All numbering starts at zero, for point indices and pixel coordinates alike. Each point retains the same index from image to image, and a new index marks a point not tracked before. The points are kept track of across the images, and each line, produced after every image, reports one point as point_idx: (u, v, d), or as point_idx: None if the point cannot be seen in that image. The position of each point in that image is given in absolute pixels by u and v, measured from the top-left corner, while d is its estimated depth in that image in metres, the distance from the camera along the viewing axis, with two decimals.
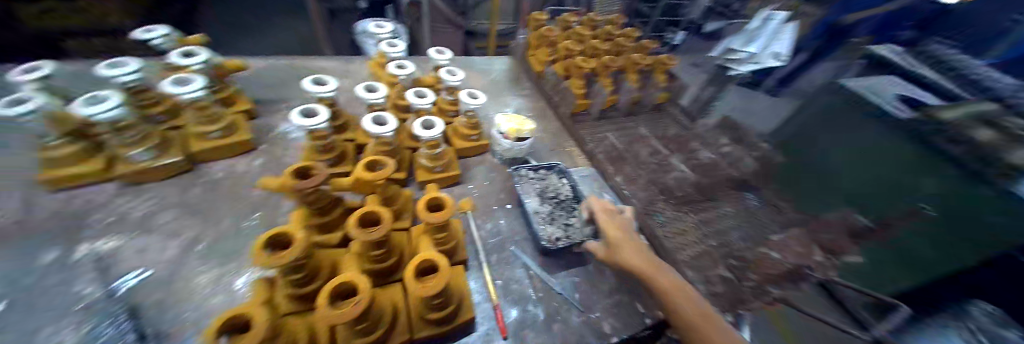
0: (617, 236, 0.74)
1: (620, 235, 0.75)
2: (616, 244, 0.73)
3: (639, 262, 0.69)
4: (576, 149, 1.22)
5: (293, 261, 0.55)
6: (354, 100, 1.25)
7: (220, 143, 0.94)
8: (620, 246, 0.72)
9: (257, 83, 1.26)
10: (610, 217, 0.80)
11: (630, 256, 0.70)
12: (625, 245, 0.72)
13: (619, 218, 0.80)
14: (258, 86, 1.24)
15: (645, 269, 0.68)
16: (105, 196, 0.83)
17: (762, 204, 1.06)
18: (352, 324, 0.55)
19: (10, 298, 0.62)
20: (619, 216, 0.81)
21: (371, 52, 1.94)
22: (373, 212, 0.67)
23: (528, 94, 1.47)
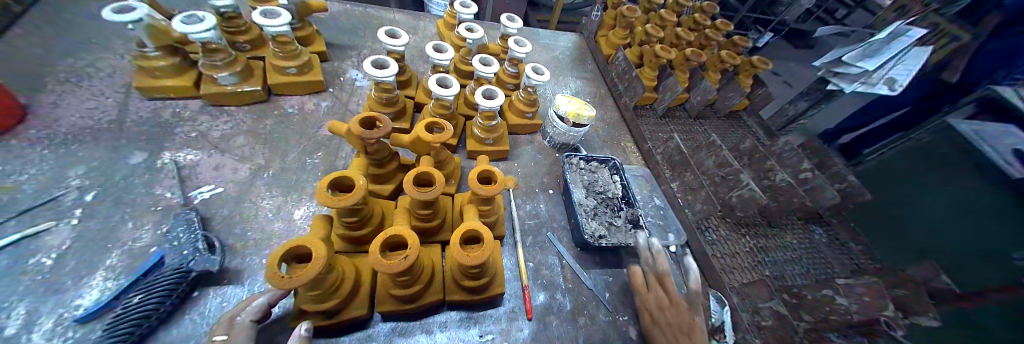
0: (650, 324, 0.68)
1: (651, 320, 0.69)
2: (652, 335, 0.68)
3: None
4: (632, 144, 1.14)
5: (352, 205, 0.57)
6: (416, 57, 1.24)
7: (295, 79, 0.98)
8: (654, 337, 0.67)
9: (332, 27, 1.28)
10: (646, 294, 0.71)
11: None
12: (659, 337, 0.66)
13: (660, 298, 0.69)
14: (333, 30, 1.26)
15: None
16: (190, 112, 0.90)
17: (829, 240, 1.01)
18: (396, 275, 0.57)
19: (104, 191, 0.71)
20: (661, 292, 0.69)
21: (437, 11, 1.92)
22: (427, 173, 0.67)
23: (591, 77, 1.38)
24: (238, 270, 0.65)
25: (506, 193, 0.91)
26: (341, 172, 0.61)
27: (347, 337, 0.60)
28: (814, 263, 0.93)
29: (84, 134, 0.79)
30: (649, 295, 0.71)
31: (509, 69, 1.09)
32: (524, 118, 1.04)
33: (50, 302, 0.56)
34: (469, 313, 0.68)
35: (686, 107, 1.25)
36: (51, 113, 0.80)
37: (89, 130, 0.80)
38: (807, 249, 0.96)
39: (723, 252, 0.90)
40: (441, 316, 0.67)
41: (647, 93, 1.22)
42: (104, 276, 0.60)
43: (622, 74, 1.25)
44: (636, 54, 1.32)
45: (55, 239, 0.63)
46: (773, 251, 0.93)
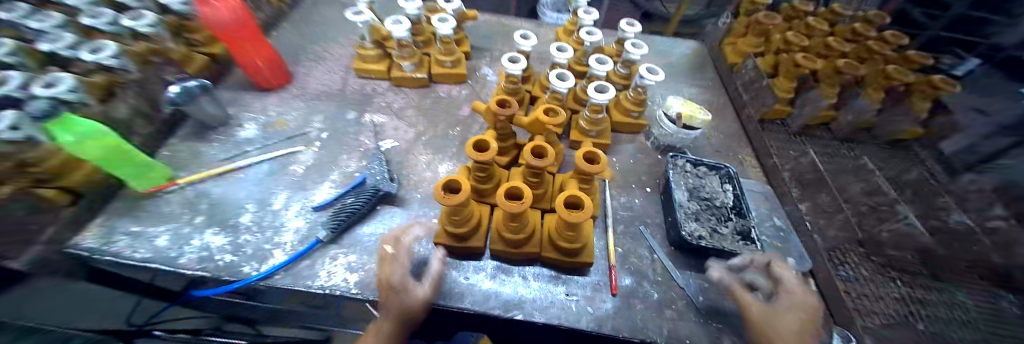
0: (786, 323, 0.55)
1: (786, 318, 0.56)
2: (763, 329, 0.56)
3: None
4: (752, 159, 1.08)
5: (487, 160, 0.76)
6: (537, 60, 1.41)
7: (449, 70, 1.25)
8: (768, 331, 0.55)
9: (475, 33, 1.56)
10: (790, 290, 0.60)
11: None
12: (778, 333, 0.54)
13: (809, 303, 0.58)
14: (477, 35, 1.55)
15: None
16: (380, 88, 1.23)
17: None
18: (510, 219, 0.73)
19: (331, 133, 1.06)
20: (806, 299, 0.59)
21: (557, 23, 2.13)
22: (540, 147, 0.81)
23: (706, 88, 1.35)
24: (401, 200, 0.89)
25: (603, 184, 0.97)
26: (481, 138, 0.80)
27: (464, 263, 0.78)
28: None
29: (321, 96, 1.18)
30: (790, 291, 0.60)
31: (622, 71, 1.17)
32: (630, 117, 1.10)
33: (301, 194, 0.88)
34: (559, 272, 0.78)
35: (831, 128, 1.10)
36: (308, 82, 1.23)
37: (324, 94, 1.19)
38: None
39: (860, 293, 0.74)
40: (533, 267, 0.79)
41: (780, 106, 1.12)
42: (329, 185, 0.91)
43: (749, 83, 1.24)
44: (769, 63, 1.21)
45: (306, 157, 0.98)
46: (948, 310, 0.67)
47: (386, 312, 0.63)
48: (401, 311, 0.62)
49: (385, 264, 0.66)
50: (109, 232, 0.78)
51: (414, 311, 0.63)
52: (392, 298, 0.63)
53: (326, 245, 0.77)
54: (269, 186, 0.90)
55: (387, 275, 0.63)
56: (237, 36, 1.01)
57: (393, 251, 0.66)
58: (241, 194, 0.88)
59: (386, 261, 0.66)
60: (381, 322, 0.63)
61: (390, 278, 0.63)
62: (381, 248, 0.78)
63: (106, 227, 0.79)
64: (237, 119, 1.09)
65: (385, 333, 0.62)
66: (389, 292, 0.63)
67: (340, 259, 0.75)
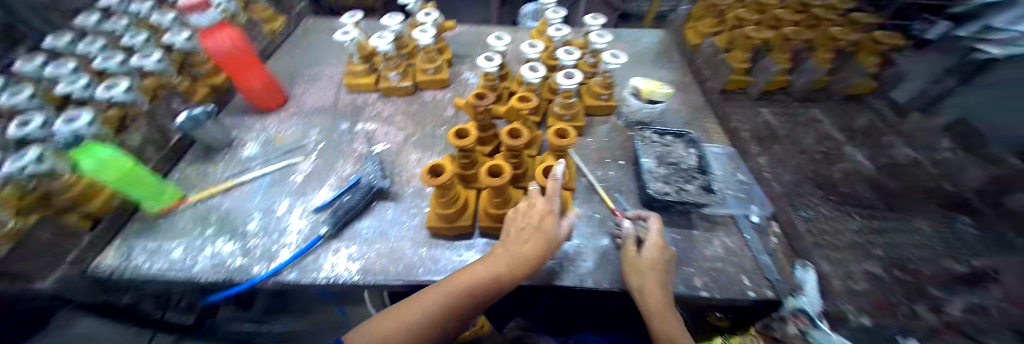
0: (650, 262, 0.70)
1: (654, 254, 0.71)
2: (635, 272, 0.70)
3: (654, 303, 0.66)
4: (717, 127, 1.18)
5: (468, 146, 0.83)
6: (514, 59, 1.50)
7: (432, 77, 1.33)
8: (642, 273, 0.69)
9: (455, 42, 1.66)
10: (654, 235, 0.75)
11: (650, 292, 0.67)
12: (647, 275, 0.69)
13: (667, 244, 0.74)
14: (457, 44, 1.65)
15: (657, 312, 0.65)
16: (371, 100, 1.31)
17: None
18: (495, 195, 0.81)
19: (326, 143, 1.14)
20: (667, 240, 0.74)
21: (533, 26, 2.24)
22: (516, 129, 0.89)
23: (674, 68, 1.44)
24: (396, 194, 0.95)
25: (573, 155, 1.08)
26: (461, 127, 0.88)
27: (456, 242, 0.84)
28: None
29: (316, 112, 1.27)
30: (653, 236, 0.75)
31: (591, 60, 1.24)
32: (600, 100, 1.19)
33: (303, 199, 0.96)
34: None
35: None
36: (303, 102, 1.32)
37: (319, 110, 1.28)
38: None
39: (820, 228, 0.80)
40: None
41: (737, 76, 1.19)
42: (328, 189, 0.98)
43: (710, 59, 1.33)
44: (726, 40, 1.31)
45: (305, 167, 1.06)
46: None
47: (502, 262, 0.66)
48: (518, 267, 0.66)
49: (533, 208, 0.72)
50: (127, 252, 0.85)
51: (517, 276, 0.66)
52: (521, 252, 0.67)
53: (327, 240, 0.83)
54: (272, 196, 0.97)
55: (545, 226, 0.70)
56: (235, 63, 1.10)
57: (556, 209, 0.72)
58: (248, 205, 0.95)
59: (542, 211, 0.71)
60: (489, 269, 0.65)
61: (545, 233, 0.69)
62: (380, 238, 0.84)
63: (128, 247, 0.85)
64: (241, 140, 1.17)
65: (484, 278, 0.65)
66: (531, 247, 0.68)
67: (343, 251, 0.81)
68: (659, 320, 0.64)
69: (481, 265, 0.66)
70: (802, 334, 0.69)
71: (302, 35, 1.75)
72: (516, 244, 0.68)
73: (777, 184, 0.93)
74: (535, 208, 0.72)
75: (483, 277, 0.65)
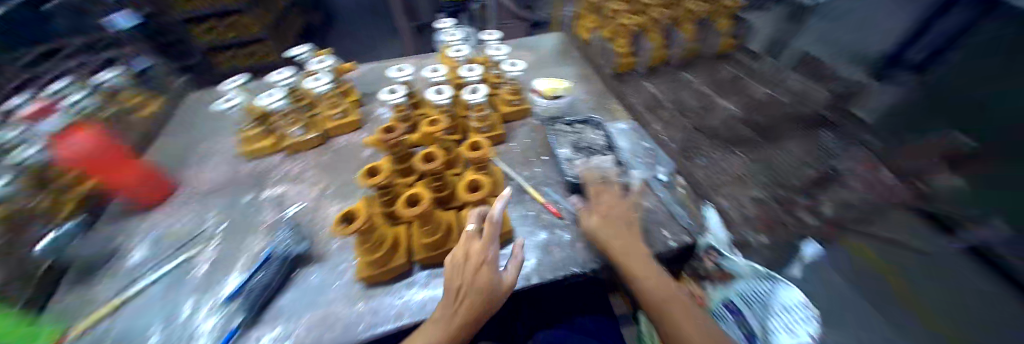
0: (608, 232, 0.75)
1: (609, 218, 0.78)
2: (604, 243, 0.75)
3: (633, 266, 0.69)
4: (618, 104, 1.28)
5: (379, 183, 0.78)
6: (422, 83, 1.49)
7: (340, 122, 1.26)
8: (609, 243, 0.74)
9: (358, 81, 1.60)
10: (604, 201, 0.82)
11: (623, 259, 0.71)
12: (615, 244, 0.73)
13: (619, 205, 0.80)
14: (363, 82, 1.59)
15: (640, 276, 0.69)
16: (276, 162, 1.20)
17: None
18: (421, 224, 0.78)
19: (231, 221, 1.02)
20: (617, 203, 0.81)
21: None
22: (431, 153, 0.87)
23: (574, 62, 1.52)
24: (321, 254, 0.88)
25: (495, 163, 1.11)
26: (373, 165, 0.83)
27: (394, 286, 0.79)
28: None
29: (216, 190, 1.14)
30: (604, 203, 0.81)
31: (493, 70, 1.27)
32: (512, 105, 1.23)
33: (209, 292, 0.84)
34: None
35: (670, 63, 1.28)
36: (198, 183, 1.18)
37: (219, 187, 1.15)
38: None
39: (716, 168, 0.93)
40: None
41: (623, 59, 1.30)
42: (239, 272, 0.87)
43: (601, 49, 1.40)
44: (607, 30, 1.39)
45: (208, 255, 0.93)
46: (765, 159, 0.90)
47: (454, 315, 0.63)
48: (468, 316, 0.63)
49: (468, 258, 0.66)
50: None
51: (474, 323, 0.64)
52: (468, 301, 0.63)
53: (244, 330, 0.73)
54: (171, 299, 0.83)
55: (482, 275, 0.65)
56: (99, 163, 0.99)
57: (491, 258, 0.67)
58: (139, 319, 0.80)
59: (475, 262, 0.66)
60: (435, 328, 0.62)
61: (485, 281, 0.65)
62: (307, 308, 0.76)
63: None
64: (123, 245, 1.00)
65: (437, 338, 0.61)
66: (474, 300, 0.63)
67: (265, 337, 0.72)
68: (646, 282, 0.67)
69: (433, 322, 0.63)
70: (717, 266, 0.80)
71: (189, 110, 1.57)
72: (457, 293, 0.64)
73: (672, 141, 1.05)
74: (469, 258, 0.66)
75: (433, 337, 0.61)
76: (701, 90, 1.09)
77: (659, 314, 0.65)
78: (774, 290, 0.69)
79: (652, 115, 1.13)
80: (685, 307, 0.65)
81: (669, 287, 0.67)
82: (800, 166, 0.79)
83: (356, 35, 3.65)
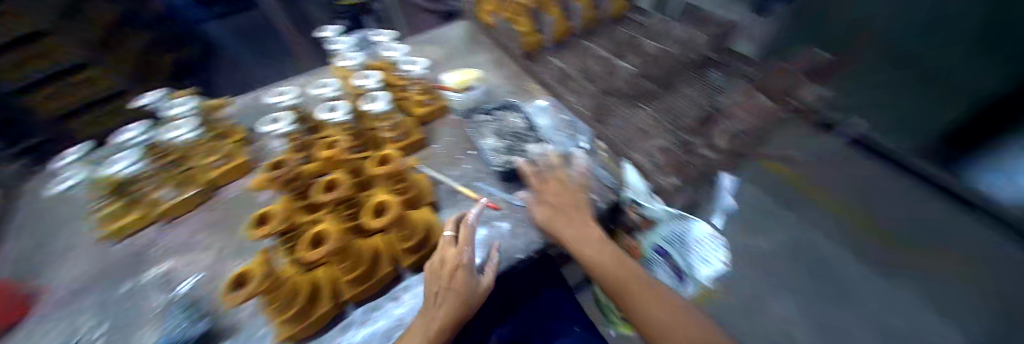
0: (558, 220, 0.69)
1: (554, 206, 0.72)
2: (558, 232, 0.68)
3: (586, 250, 0.62)
4: (535, 81, 1.23)
5: (274, 230, 0.70)
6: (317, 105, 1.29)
7: (224, 168, 1.09)
8: (564, 232, 0.67)
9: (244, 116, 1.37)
10: (547, 188, 0.76)
11: (578, 245, 0.64)
12: (567, 231, 0.66)
13: (562, 187, 0.75)
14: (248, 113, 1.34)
15: (594, 257, 0.61)
16: (152, 237, 1.02)
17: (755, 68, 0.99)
18: (334, 261, 0.71)
19: (108, 320, 0.83)
20: (561, 184, 0.76)
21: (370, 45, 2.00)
22: (334, 181, 0.80)
23: (484, 48, 1.40)
24: (234, 326, 0.75)
25: (422, 170, 1.00)
26: (267, 209, 0.74)
27: (326, 333, 0.72)
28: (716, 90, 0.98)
29: (79, 287, 0.92)
30: (549, 189, 0.75)
31: (394, 73, 1.16)
32: (425, 106, 1.12)
33: None
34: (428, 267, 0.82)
35: (574, 34, 1.30)
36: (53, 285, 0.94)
37: (86, 282, 0.93)
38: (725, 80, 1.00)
39: (634, 123, 0.97)
40: (405, 280, 0.79)
41: (528, 38, 1.25)
42: None
43: (504, 34, 1.32)
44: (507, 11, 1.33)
45: None
46: (665, 107, 0.98)
47: (443, 309, 0.56)
48: (460, 308, 0.57)
49: (444, 263, 0.62)
50: None
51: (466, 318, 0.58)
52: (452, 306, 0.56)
53: None
54: None
55: (459, 280, 0.59)
56: None
57: (467, 260, 0.62)
58: None
59: (450, 267, 0.61)
60: (430, 318, 0.56)
61: (464, 284, 0.59)
62: None
63: None
64: None
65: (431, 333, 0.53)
66: (463, 299, 0.58)
67: None
68: (603, 262, 0.60)
69: (422, 320, 0.56)
70: (640, 216, 0.80)
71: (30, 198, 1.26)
72: (439, 297, 0.58)
73: (583, 107, 1.05)
74: (445, 262, 0.62)
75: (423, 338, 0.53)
76: (604, 54, 1.13)
77: (619, 295, 0.56)
78: (688, 227, 0.82)
79: (564, 87, 1.12)
80: (642, 280, 0.57)
81: (626, 263, 0.60)
82: (693, 106, 0.95)
83: (233, 52, 3.08)
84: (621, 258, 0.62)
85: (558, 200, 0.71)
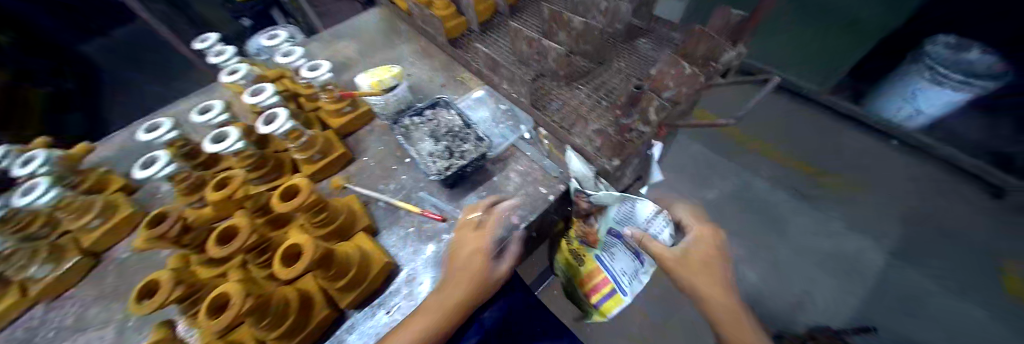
0: (697, 261, 0.70)
1: (701, 252, 0.72)
2: (694, 279, 0.70)
3: (710, 295, 0.69)
4: (467, 72, 1.16)
5: (166, 300, 0.59)
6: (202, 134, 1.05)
7: (107, 227, 0.92)
8: (696, 274, 0.69)
9: (121, 159, 1.12)
10: (698, 229, 0.75)
11: (704, 288, 0.69)
12: (703, 277, 0.69)
13: (709, 232, 0.75)
14: (130, 152, 1.13)
15: (712, 302, 0.69)
16: (34, 320, 0.83)
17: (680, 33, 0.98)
18: (255, 324, 0.58)
19: None
20: (705, 229, 0.75)
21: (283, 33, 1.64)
22: (233, 226, 0.67)
23: (406, 39, 1.30)
24: None
25: (352, 190, 0.90)
26: (152, 278, 0.63)
27: None
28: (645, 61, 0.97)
29: None
30: (696, 229, 0.75)
31: (297, 81, 0.97)
32: (344, 115, 0.98)
33: None
34: (374, 300, 0.74)
35: (500, 12, 1.20)
36: None
37: None
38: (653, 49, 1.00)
39: (572, 105, 0.93)
40: (349, 319, 0.72)
41: (450, 23, 1.14)
42: None
43: (422, 19, 1.16)
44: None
45: None
46: (600, 85, 0.95)
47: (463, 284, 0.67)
48: (476, 279, 0.69)
49: (464, 246, 0.71)
50: None
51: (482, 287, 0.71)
52: (474, 277, 0.69)
53: None
54: None
55: (482, 258, 0.69)
56: None
57: (484, 247, 0.70)
58: None
59: (471, 249, 0.70)
60: (457, 288, 0.66)
61: (482, 262, 0.70)
62: None
63: None
64: None
65: (456, 301, 0.66)
66: (480, 272, 0.69)
67: None
68: (719, 309, 0.69)
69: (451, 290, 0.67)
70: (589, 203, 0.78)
71: None
72: (455, 276, 0.68)
73: (519, 95, 0.96)
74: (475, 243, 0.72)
75: (448, 305, 0.66)
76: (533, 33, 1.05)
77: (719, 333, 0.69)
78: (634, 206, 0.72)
79: (496, 75, 1.02)
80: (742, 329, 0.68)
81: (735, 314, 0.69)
82: (623, 81, 0.94)
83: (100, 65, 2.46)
84: (731, 307, 0.69)
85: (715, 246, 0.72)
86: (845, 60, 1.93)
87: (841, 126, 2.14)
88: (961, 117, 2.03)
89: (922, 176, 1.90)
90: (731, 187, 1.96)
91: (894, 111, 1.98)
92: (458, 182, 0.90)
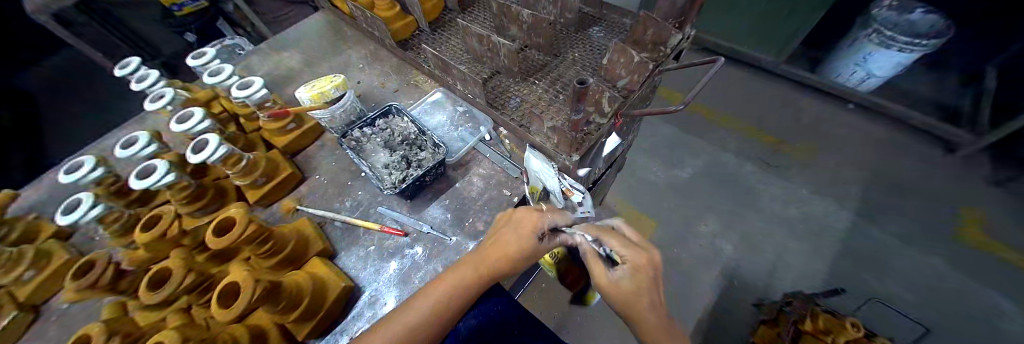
0: (626, 288, 0.59)
1: (629, 278, 0.60)
2: (630, 304, 0.59)
3: (651, 327, 0.58)
4: (421, 74, 1.11)
5: None
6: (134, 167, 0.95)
7: (43, 278, 0.79)
8: (630, 302, 0.59)
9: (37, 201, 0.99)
10: (629, 249, 0.62)
11: (642, 315, 0.59)
12: (638, 304, 0.59)
13: (642, 251, 0.62)
14: (51, 191, 1.00)
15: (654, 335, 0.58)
16: None
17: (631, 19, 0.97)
18: None
19: None
20: (633, 246, 0.63)
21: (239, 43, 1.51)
22: (165, 269, 0.61)
23: (355, 44, 1.23)
24: None
25: (304, 212, 0.86)
26: (86, 330, 0.55)
27: None
28: (597, 50, 0.95)
29: None
30: (626, 250, 0.62)
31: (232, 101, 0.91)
32: (288, 133, 0.92)
33: None
34: (336, 327, 0.70)
35: (449, 8, 1.15)
36: None
37: None
38: (606, 37, 0.98)
39: (530, 101, 0.90)
40: None
41: (397, 23, 1.07)
42: None
43: (368, 21, 1.10)
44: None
45: None
46: (555, 77, 0.92)
47: (435, 294, 0.60)
48: (466, 283, 0.61)
49: (525, 217, 0.67)
50: None
51: (473, 294, 0.62)
52: (452, 284, 0.61)
53: None
54: None
55: (526, 244, 0.64)
56: None
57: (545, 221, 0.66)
58: None
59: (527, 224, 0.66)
60: (458, 275, 0.62)
61: (527, 247, 0.64)
62: None
63: None
64: None
65: (423, 316, 0.58)
66: (470, 275, 0.62)
67: None
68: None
69: (421, 300, 0.59)
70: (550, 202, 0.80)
71: None
72: (483, 255, 0.64)
73: (474, 96, 0.92)
74: (519, 226, 0.66)
75: (415, 321, 0.57)
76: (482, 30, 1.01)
77: None
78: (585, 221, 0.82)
79: (449, 76, 0.96)
80: None
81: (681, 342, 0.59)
82: (578, 72, 0.92)
83: None
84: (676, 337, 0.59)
85: (647, 268, 0.60)
86: (796, 33, 1.99)
87: (802, 94, 2.22)
88: (906, 77, 2.15)
89: (877, 137, 2.00)
90: (703, 164, 1.99)
91: (847, 75, 2.05)
92: (418, 192, 0.86)
